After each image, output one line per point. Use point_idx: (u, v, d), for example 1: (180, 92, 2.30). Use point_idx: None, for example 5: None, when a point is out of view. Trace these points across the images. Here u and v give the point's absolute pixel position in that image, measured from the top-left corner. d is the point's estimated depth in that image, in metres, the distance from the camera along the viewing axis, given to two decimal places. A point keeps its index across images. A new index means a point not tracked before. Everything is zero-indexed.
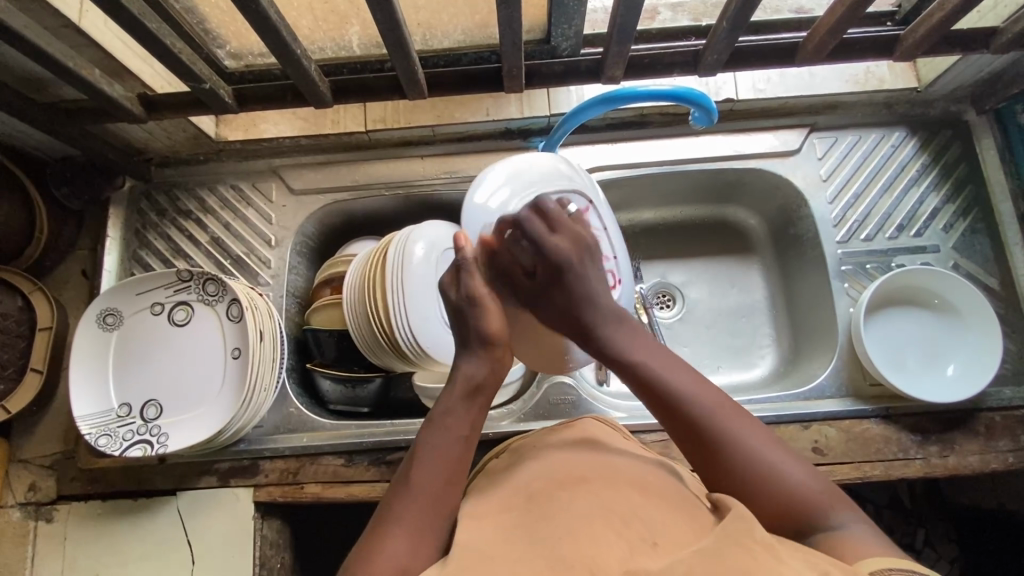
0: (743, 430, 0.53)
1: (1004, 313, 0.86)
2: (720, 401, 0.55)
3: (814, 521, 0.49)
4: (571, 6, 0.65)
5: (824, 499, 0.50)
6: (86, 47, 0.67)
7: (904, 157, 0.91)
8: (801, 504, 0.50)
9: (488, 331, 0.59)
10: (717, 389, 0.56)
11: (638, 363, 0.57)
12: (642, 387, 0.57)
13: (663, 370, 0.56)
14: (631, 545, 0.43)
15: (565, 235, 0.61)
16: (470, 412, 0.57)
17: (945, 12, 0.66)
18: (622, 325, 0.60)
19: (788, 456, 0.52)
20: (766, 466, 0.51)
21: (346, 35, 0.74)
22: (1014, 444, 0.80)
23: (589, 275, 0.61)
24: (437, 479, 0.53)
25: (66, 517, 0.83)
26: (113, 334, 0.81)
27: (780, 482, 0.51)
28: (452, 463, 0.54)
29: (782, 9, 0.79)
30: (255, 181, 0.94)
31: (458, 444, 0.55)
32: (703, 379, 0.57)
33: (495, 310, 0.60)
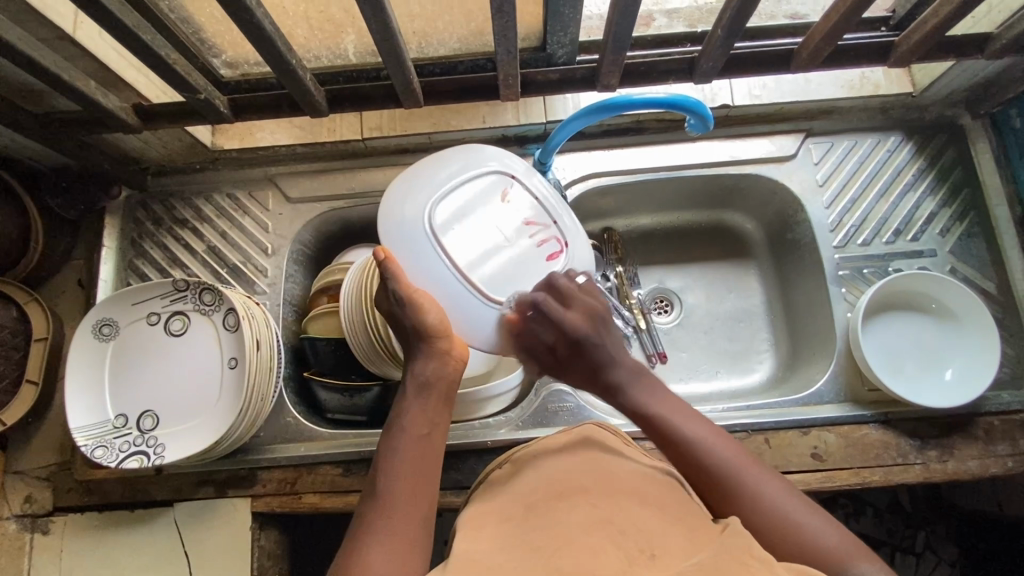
0: (766, 486, 0.55)
1: (1002, 317, 0.86)
2: (743, 458, 0.57)
3: (838, 573, 0.49)
4: (566, 14, 0.65)
5: (846, 551, 0.50)
6: (80, 57, 0.67)
7: (900, 162, 0.91)
8: (826, 557, 0.50)
9: (422, 326, 0.61)
10: (735, 444, 0.58)
11: (658, 416, 0.61)
12: (658, 434, 0.61)
13: (680, 423, 0.60)
14: (627, 555, 0.43)
15: (579, 310, 0.66)
16: (429, 411, 0.60)
17: (939, 18, 0.66)
18: (643, 380, 0.64)
19: (809, 509, 0.53)
20: (783, 517, 0.52)
21: (341, 44, 0.74)
22: (1013, 448, 0.79)
23: (608, 340, 0.66)
24: (406, 481, 0.55)
25: (62, 528, 0.83)
26: (109, 345, 0.81)
27: (796, 532, 0.51)
28: (417, 463, 0.56)
29: (777, 15, 0.79)
30: (251, 189, 0.94)
31: (420, 442, 0.58)
32: (718, 433, 0.60)
33: (430, 304, 0.61)
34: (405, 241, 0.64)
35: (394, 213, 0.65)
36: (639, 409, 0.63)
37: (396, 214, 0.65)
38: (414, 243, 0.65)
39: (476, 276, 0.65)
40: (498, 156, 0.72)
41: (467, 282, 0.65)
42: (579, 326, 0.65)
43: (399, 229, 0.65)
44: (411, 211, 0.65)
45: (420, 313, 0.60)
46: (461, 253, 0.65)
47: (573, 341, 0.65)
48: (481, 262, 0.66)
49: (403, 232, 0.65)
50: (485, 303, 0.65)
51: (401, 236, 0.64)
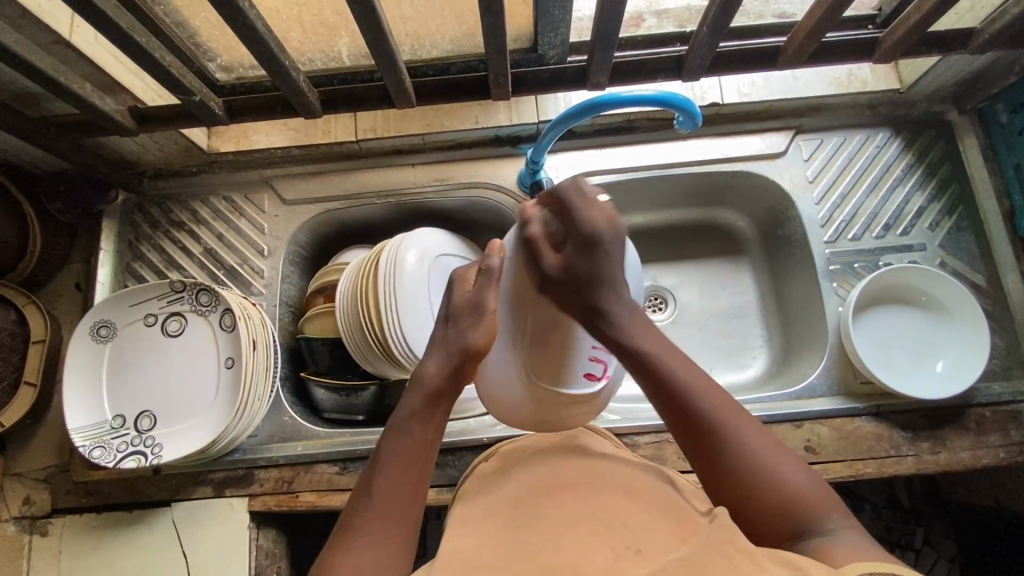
0: (745, 435, 0.54)
1: (992, 309, 0.87)
2: (725, 406, 0.56)
3: (810, 525, 0.50)
4: (556, 14, 0.66)
5: (820, 503, 0.51)
6: (76, 62, 0.68)
7: (889, 157, 0.92)
8: (799, 509, 0.51)
9: (470, 342, 0.62)
10: (721, 391, 0.57)
11: (651, 356, 0.59)
12: (647, 373, 0.59)
13: (672, 364, 0.58)
14: (614, 553, 0.44)
15: (591, 216, 0.64)
16: (428, 419, 0.59)
17: (921, 14, 0.67)
18: (635, 315, 0.63)
19: (786, 460, 0.53)
20: (764, 470, 0.52)
21: (335, 46, 0.75)
22: (1005, 439, 0.80)
23: (613, 255, 0.64)
24: (399, 484, 0.55)
25: (60, 530, 0.83)
26: (106, 347, 0.81)
27: (777, 484, 0.52)
28: (410, 469, 0.56)
29: (765, 14, 0.80)
30: (247, 192, 0.95)
31: (415, 449, 0.57)
32: (708, 379, 0.58)
33: (490, 331, 0.63)
34: (513, 278, 0.68)
35: (520, 242, 0.68)
36: (629, 343, 0.61)
37: (518, 249, 0.68)
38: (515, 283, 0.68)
39: (530, 353, 0.69)
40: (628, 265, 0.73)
41: (518, 351, 0.69)
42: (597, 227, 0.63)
43: (519, 265, 0.68)
44: (527, 251, 0.67)
45: (476, 331, 0.62)
46: (536, 322, 0.69)
47: (586, 241, 0.63)
48: (539, 343, 0.69)
49: (516, 263, 0.68)
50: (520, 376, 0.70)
51: (508, 265, 0.68)
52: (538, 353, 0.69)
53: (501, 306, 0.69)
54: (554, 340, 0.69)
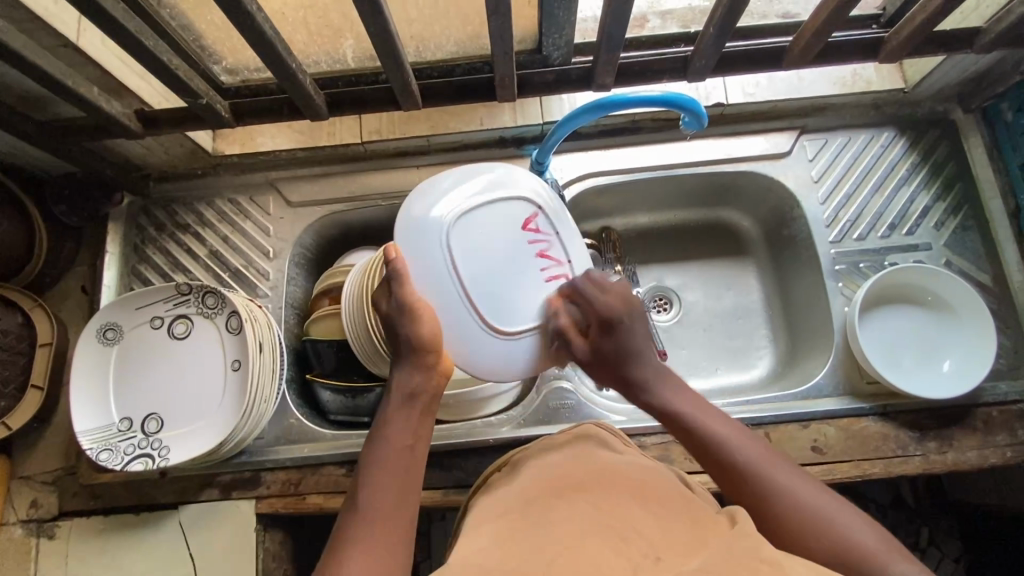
0: (783, 478, 0.56)
1: (998, 309, 0.87)
2: (762, 452, 0.59)
3: (871, 570, 0.49)
4: (561, 15, 0.66)
5: (878, 550, 0.50)
6: (84, 65, 0.68)
7: (894, 157, 0.92)
8: (854, 551, 0.50)
9: (417, 339, 0.61)
10: (758, 439, 0.60)
11: (688, 415, 0.63)
12: (687, 434, 0.62)
13: (707, 420, 0.62)
14: (629, 555, 0.44)
15: (615, 295, 0.68)
16: (410, 422, 0.61)
17: (927, 14, 0.67)
18: (667, 380, 0.66)
19: (834, 502, 0.54)
20: (814, 510, 0.53)
21: (340, 48, 0.75)
22: (1012, 439, 0.80)
23: (636, 331, 0.68)
24: (386, 486, 0.56)
25: (67, 533, 0.83)
26: (114, 349, 0.82)
27: (828, 526, 0.52)
28: (398, 469, 0.57)
29: (770, 14, 0.79)
30: (252, 194, 0.95)
31: (402, 450, 0.59)
32: (747, 432, 0.61)
33: (429, 318, 0.61)
34: (418, 253, 0.62)
35: (408, 218, 0.62)
36: (667, 409, 0.64)
37: (410, 228, 0.62)
38: (428, 244, 0.62)
39: (486, 305, 0.63)
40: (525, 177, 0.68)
41: (473, 313, 0.63)
42: (619, 308, 0.67)
43: (418, 234, 0.62)
44: (424, 219, 0.62)
45: (414, 325, 0.61)
46: (473, 272, 0.63)
47: (607, 322, 0.66)
48: (489, 289, 0.63)
49: (417, 241, 0.62)
50: (491, 338, 0.64)
51: (411, 244, 0.62)
52: (489, 296, 0.63)
53: (432, 285, 0.62)
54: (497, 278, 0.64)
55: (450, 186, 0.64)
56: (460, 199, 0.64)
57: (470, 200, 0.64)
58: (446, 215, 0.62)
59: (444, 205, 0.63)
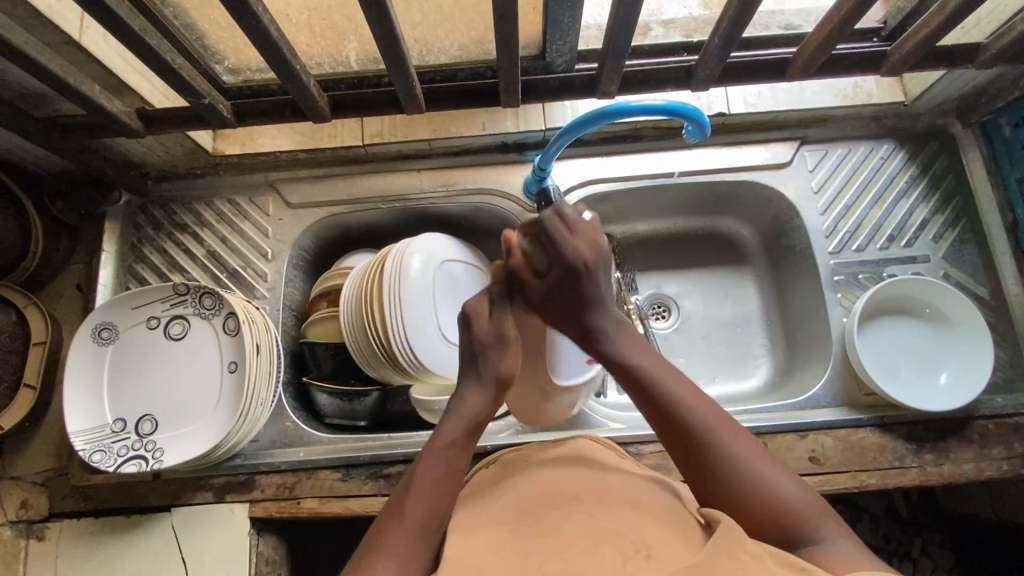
0: (731, 443, 0.55)
1: (995, 322, 0.87)
2: (711, 415, 0.57)
3: (798, 533, 0.50)
4: (566, 23, 0.66)
5: (811, 515, 0.51)
6: (85, 63, 0.68)
7: (893, 169, 0.93)
8: (788, 518, 0.51)
9: (503, 371, 0.65)
10: (712, 403, 0.58)
11: (637, 367, 0.60)
12: (635, 385, 0.60)
13: (659, 373, 0.59)
14: (622, 558, 0.44)
15: (582, 240, 0.63)
16: (462, 450, 0.59)
17: (929, 29, 0.68)
18: (627, 335, 0.63)
19: (776, 471, 0.54)
20: (752, 476, 0.53)
21: (344, 51, 0.75)
22: (1008, 452, 0.80)
23: (602, 277, 0.63)
24: (429, 508, 0.54)
25: (58, 534, 0.82)
26: (110, 348, 0.81)
27: (769, 496, 0.52)
28: (444, 496, 0.55)
29: (772, 25, 0.81)
30: (251, 195, 0.94)
31: (449, 475, 0.57)
32: (699, 392, 0.59)
33: (515, 354, 0.66)
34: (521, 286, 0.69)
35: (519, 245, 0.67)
36: (617, 356, 0.62)
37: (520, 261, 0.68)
38: (528, 277, 0.70)
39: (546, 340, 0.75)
40: None
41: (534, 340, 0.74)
42: (580, 260, 0.62)
43: (522, 268, 0.69)
44: None
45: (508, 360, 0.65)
46: None
47: (571, 272, 0.62)
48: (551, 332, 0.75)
49: (521, 270, 0.68)
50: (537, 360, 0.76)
51: (514, 282, 0.68)
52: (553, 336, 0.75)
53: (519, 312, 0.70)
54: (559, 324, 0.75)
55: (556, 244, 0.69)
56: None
57: None
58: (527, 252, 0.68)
59: None
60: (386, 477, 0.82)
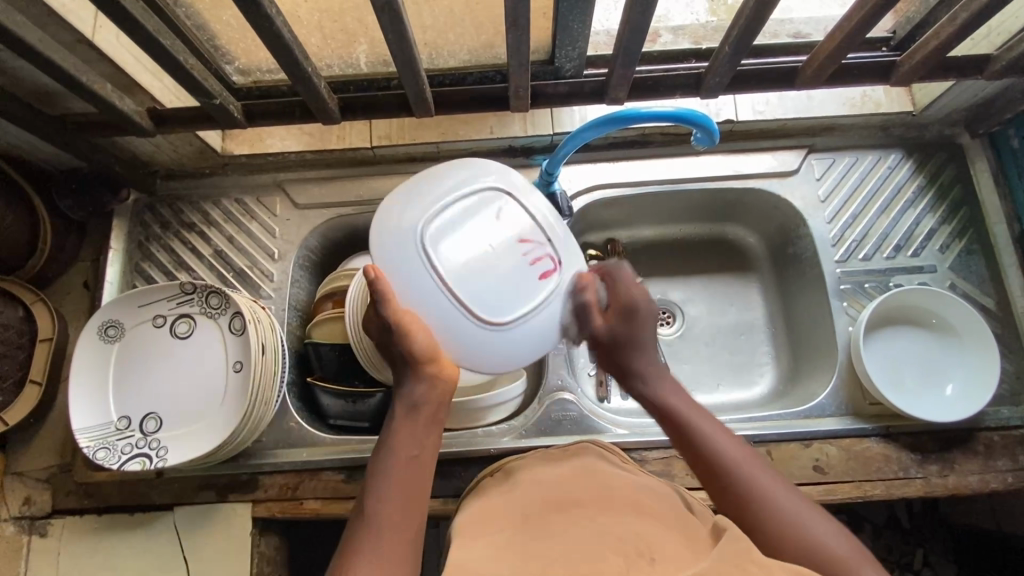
0: (764, 481, 0.57)
1: (1001, 333, 0.87)
2: (744, 455, 0.59)
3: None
4: (576, 28, 0.67)
5: (851, 559, 0.51)
6: (98, 61, 0.68)
7: (901, 178, 0.93)
8: (831, 562, 0.51)
9: (417, 351, 0.61)
10: (742, 442, 0.61)
11: (676, 408, 0.64)
12: (675, 425, 0.63)
13: (694, 416, 0.63)
14: (627, 561, 0.44)
15: (636, 291, 0.70)
16: (415, 439, 0.60)
17: (940, 40, 0.68)
18: (664, 375, 0.67)
19: (814, 513, 0.54)
20: (788, 518, 0.54)
21: (354, 54, 0.76)
22: (1013, 464, 0.80)
23: (648, 327, 0.69)
24: (395, 502, 0.56)
25: (61, 530, 0.82)
26: (115, 346, 0.81)
27: (807, 536, 0.52)
28: (409, 488, 0.57)
29: (780, 33, 0.81)
30: (259, 195, 0.95)
31: (410, 466, 0.58)
32: (732, 434, 0.62)
33: (422, 330, 0.61)
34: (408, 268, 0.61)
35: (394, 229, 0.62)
36: (658, 400, 0.65)
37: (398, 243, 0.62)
38: (405, 255, 0.62)
39: (475, 300, 0.63)
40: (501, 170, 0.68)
41: (467, 312, 0.62)
42: (613, 327, 0.68)
43: (392, 242, 0.62)
44: (405, 227, 0.62)
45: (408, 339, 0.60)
46: (465, 276, 0.62)
47: (626, 312, 0.69)
48: (488, 297, 0.63)
49: (403, 254, 0.62)
50: (487, 332, 0.63)
51: (398, 264, 0.62)
52: (483, 292, 0.63)
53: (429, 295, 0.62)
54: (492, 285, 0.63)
55: (428, 210, 0.63)
56: (445, 215, 0.64)
57: (465, 193, 0.66)
58: (437, 208, 0.64)
59: (420, 207, 0.64)
60: None
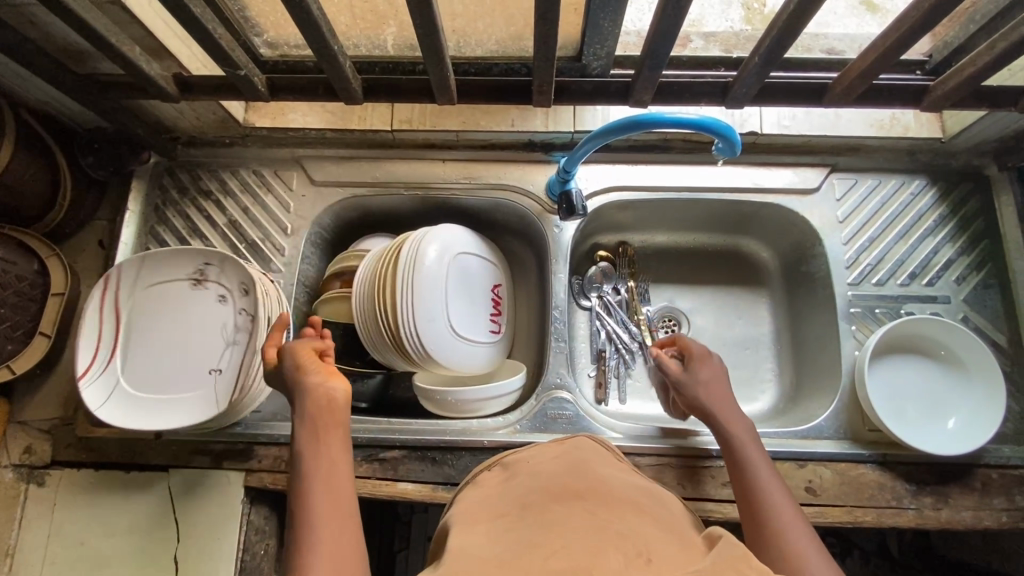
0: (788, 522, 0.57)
1: (1011, 371, 0.86)
2: (781, 499, 0.60)
3: None
4: (606, 27, 0.66)
5: None
6: (128, 23, 0.68)
7: (922, 206, 0.91)
8: None
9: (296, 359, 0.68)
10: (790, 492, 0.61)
11: (736, 446, 0.68)
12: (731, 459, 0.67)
13: (750, 455, 0.66)
14: (623, 559, 0.42)
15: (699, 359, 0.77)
16: (333, 437, 0.62)
17: (976, 67, 0.66)
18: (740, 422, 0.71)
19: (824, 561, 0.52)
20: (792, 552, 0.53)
21: (382, 35, 0.75)
22: (1009, 503, 0.79)
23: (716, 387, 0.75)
24: (324, 504, 0.55)
25: (57, 482, 0.84)
26: (106, 402, 0.77)
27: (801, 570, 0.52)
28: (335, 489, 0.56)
29: (814, 48, 0.80)
30: (277, 168, 0.95)
31: (334, 465, 0.59)
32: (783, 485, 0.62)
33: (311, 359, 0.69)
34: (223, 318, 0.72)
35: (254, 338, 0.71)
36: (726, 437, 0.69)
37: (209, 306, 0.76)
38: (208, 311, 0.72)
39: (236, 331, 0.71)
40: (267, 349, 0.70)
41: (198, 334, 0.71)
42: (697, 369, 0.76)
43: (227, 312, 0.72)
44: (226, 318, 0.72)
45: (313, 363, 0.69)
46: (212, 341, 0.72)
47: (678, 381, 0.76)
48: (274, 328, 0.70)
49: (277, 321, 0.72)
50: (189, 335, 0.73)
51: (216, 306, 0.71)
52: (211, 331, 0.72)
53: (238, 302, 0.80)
54: (471, 311, 0.88)
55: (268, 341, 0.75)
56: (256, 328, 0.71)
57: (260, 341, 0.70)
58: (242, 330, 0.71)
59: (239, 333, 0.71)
60: (382, 460, 0.83)
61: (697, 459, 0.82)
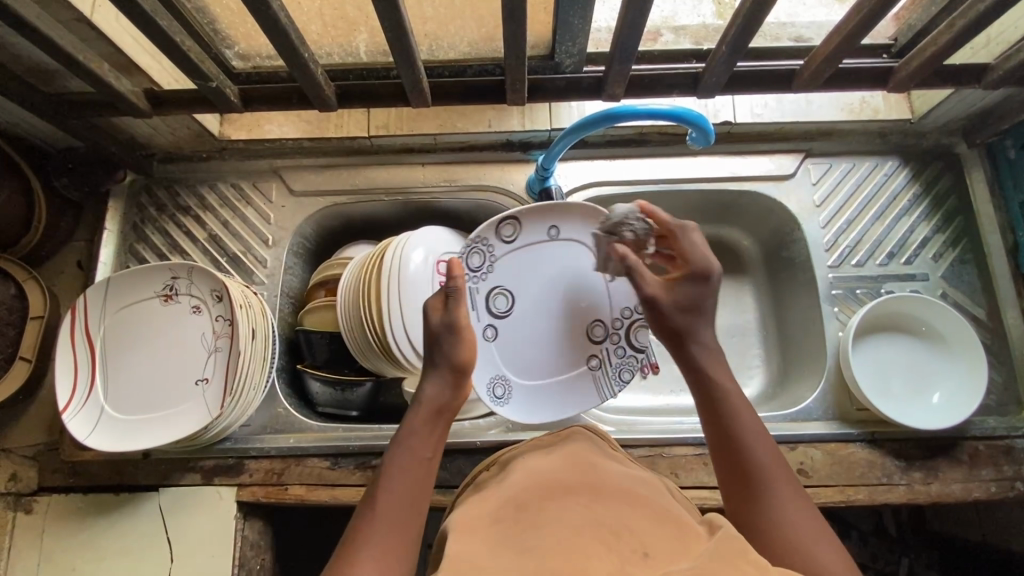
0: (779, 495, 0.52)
1: (991, 345, 0.87)
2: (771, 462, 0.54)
3: None
4: (576, 24, 0.66)
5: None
6: (95, 40, 0.68)
7: (896, 186, 0.93)
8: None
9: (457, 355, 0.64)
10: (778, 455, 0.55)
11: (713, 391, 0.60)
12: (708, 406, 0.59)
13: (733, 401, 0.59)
14: (621, 558, 0.42)
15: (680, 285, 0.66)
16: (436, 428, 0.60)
17: (937, 47, 0.68)
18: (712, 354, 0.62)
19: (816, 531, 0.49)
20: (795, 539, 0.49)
21: (353, 42, 0.75)
22: (996, 474, 0.80)
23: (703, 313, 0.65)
24: (410, 490, 0.54)
25: (45, 508, 0.82)
26: (94, 430, 0.76)
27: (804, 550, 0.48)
28: (419, 479, 0.55)
29: (782, 37, 0.81)
30: (255, 181, 0.95)
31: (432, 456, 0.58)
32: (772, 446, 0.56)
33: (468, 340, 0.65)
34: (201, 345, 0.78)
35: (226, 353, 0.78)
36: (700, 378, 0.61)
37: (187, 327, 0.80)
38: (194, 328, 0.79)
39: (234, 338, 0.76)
40: (248, 367, 0.77)
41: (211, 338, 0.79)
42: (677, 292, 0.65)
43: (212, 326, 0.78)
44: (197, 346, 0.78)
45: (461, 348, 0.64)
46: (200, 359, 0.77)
47: (686, 306, 0.64)
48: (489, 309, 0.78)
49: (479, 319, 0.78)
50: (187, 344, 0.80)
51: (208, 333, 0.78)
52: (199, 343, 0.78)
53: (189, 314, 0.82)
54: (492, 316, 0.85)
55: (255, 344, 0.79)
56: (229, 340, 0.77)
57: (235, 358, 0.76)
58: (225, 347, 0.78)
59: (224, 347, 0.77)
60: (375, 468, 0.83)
61: (689, 448, 0.83)
